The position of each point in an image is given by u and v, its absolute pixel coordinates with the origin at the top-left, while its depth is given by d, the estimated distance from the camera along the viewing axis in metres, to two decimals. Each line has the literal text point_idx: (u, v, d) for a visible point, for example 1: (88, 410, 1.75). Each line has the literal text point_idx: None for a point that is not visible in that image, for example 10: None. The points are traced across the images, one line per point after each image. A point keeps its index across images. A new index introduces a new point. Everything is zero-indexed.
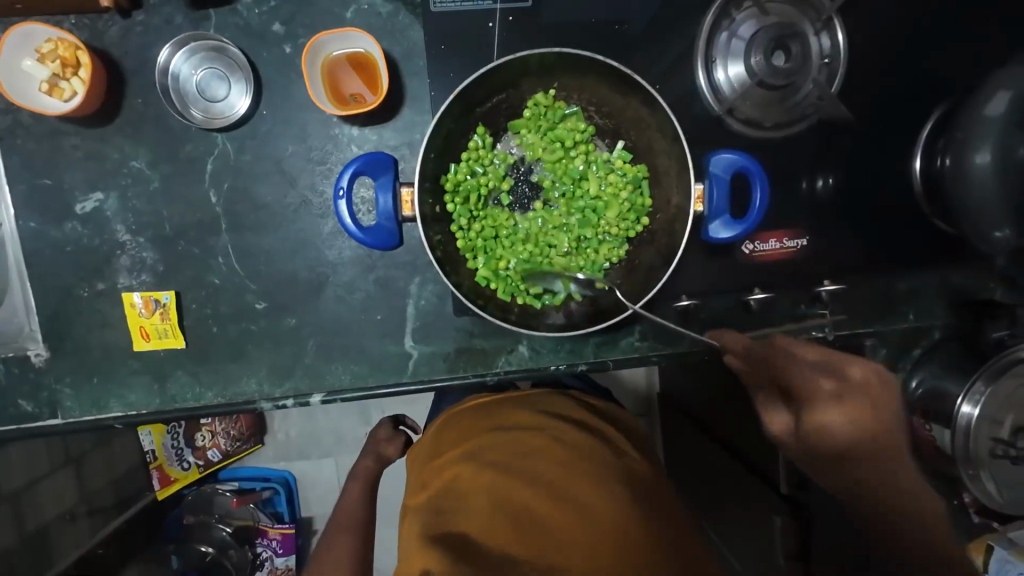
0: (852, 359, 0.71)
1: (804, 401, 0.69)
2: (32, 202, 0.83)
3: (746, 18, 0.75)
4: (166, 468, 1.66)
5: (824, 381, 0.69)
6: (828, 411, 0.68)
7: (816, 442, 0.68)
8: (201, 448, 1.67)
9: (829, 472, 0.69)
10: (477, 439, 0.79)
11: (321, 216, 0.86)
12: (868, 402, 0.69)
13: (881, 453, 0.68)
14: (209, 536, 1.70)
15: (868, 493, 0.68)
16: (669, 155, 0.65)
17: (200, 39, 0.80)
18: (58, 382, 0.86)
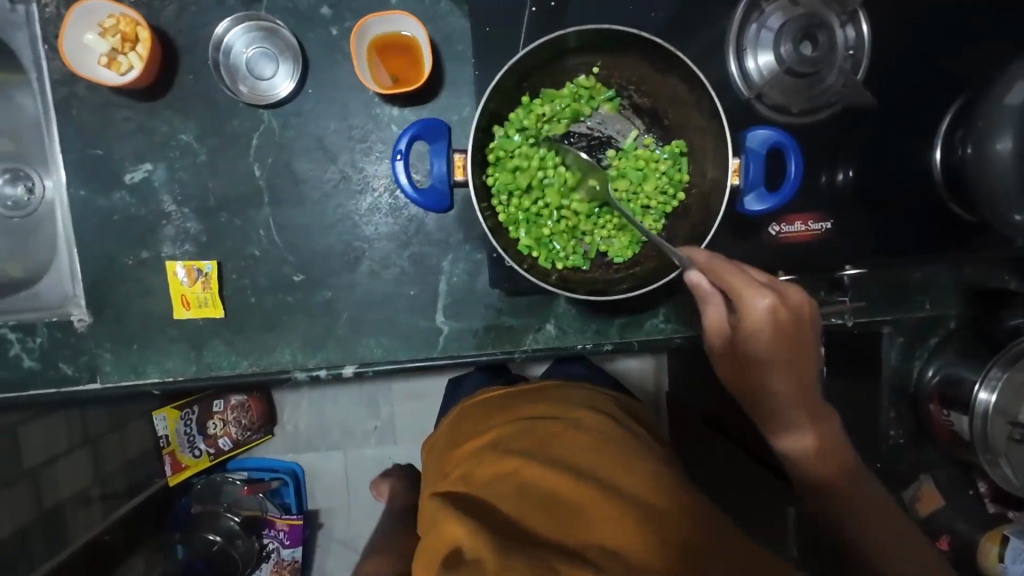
0: (791, 284, 0.65)
1: (741, 309, 0.63)
2: (83, 171, 0.86)
3: (774, 10, 0.79)
4: (178, 455, 1.62)
5: (767, 299, 0.61)
6: (763, 326, 0.63)
7: (740, 361, 0.67)
8: (212, 436, 1.65)
9: (736, 373, 0.69)
10: (514, 423, 0.74)
11: (360, 192, 0.89)
12: (793, 327, 0.63)
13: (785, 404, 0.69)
14: (216, 524, 1.70)
15: (764, 406, 0.70)
16: (704, 131, 0.68)
17: (254, 20, 0.84)
18: (98, 347, 0.88)
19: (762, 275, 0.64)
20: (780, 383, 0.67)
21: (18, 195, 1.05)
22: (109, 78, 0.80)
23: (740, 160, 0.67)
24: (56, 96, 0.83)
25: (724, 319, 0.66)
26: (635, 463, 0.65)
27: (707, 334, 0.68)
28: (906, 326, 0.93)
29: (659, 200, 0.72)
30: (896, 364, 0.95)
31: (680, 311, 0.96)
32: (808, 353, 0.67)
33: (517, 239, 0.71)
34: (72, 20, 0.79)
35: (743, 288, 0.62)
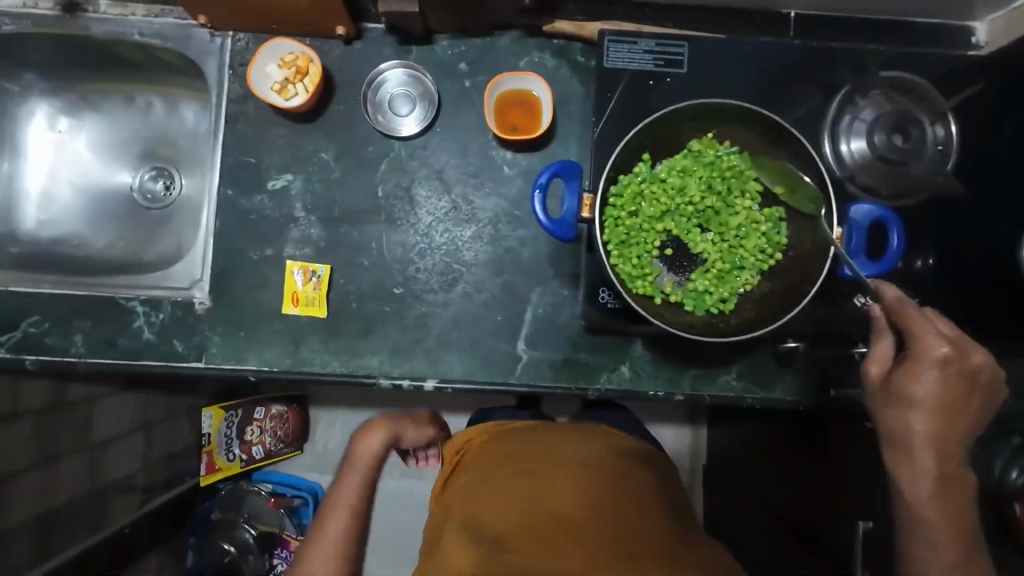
0: (975, 346, 0.68)
1: (915, 350, 0.69)
2: (234, 175, 0.98)
3: (868, 104, 0.87)
4: (215, 455, 1.61)
5: (943, 346, 0.67)
6: (929, 373, 0.68)
7: (896, 399, 0.70)
8: (248, 442, 1.66)
9: (884, 402, 0.71)
10: (511, 462, 0.88)
11: (466, 221, 0.98)
12: (968, 387, 0.68)
13: (925, 441, 0.69)
14: (232, 535, 1.65)
15: (900, 446, 0.71)
16: (808, 200, 0.74)
17: (404, 66, 0.98)
18: (210, 329, 0.96)
19: (950, 329, 0.70)
20: (918, 420, 0.69)
21: (156, 190, 1.19)
22: (274, 97, 0.94)
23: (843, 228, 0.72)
24: (228, 111, 0.98)
25: (886, 353, 0.72)
26: (607, 497, 0.82)
27: (866, 364, 0.73)
28: None
29: (757, 256, 0.77)
30: None
31: (754, 371, 0.97)
32: (973, 415, 0.69)
33: (630, 281, 0.76)
34: (263, 54, 0.95)
35: (918, 330, 0.69)
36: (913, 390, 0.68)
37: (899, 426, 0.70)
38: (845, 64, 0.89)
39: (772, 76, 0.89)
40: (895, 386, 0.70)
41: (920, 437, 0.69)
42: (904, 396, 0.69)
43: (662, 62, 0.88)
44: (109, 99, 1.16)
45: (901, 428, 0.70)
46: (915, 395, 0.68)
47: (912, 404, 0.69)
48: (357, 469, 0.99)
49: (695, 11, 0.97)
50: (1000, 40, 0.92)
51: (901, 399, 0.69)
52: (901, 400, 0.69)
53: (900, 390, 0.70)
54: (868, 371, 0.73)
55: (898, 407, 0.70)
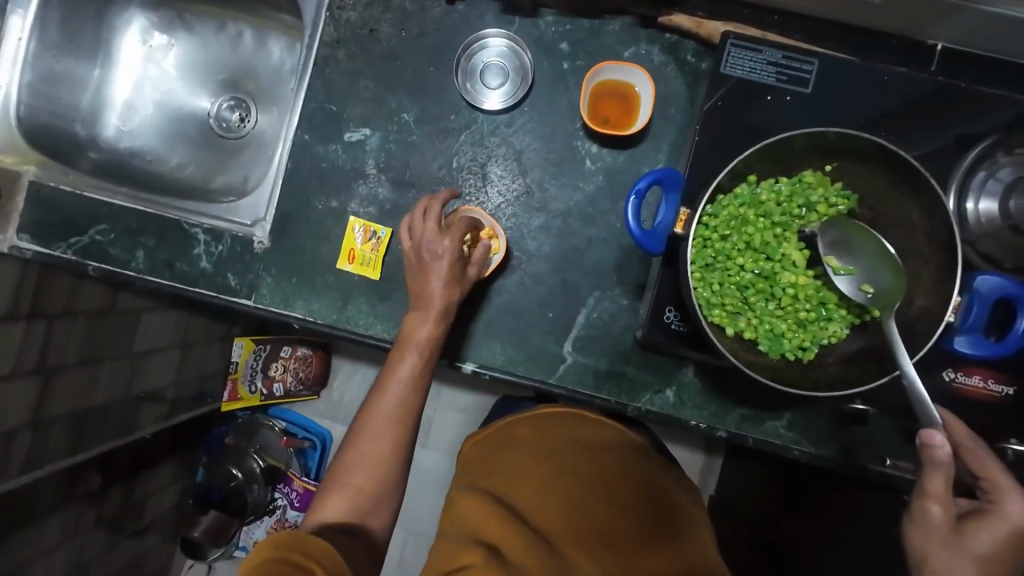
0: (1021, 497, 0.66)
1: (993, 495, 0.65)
2: (314, 120, 0.97)
3: (1009, 163, 0.77)
4: (239, 384, 1.63)
5: (1022, 504, 0.63)
6: (994, 525, 0.63)
7: (955, 543, 0.63)
8: (270, 378, 1.69)
9: (941, 537, 0.63)
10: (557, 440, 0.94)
11: (536, 209, 0.94)
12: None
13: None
14: (241, 462, 1.69)
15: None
16: (927, 261, 0.66)
17: (506, 38, 0.94)
18: (264, 270, 0.97)
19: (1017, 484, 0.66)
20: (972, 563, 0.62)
21: (232, 120, 1.19)
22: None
23: (961, 301, 0.68)
24: (318, 54, 0.96)
25: (946, 485, 0.63)
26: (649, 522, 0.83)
27: (923, 500, 0.64)
28: None
29: (851, 309, 0.70)
30: None
31: (807, 422, 0.92)
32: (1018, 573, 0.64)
33: (707, 307, 0.71)
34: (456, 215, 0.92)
35: (1001, 484, 0.65)
36: (980, 540, 0.62)
37: (948, 562, 0.62)
38: (991, 114, 0.80)
39: (901, 114, 0.81)
40: (958, 529, 0.63)
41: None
42: (965, 543, 0.62)
43: (784, 77, 0.80)
44: (204, 23, 1.16)
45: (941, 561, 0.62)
46: (977, 541, 0.62)
47: (973, 554, 0.62)
48: (415, 349, 0.83)
49: (828, 27, 0.88)
50: None
51: (964, 541, 0.63)
52: (958, 540, 0.62)
53: (961, 533, 0.63)
54: (928, 510, 0.63)
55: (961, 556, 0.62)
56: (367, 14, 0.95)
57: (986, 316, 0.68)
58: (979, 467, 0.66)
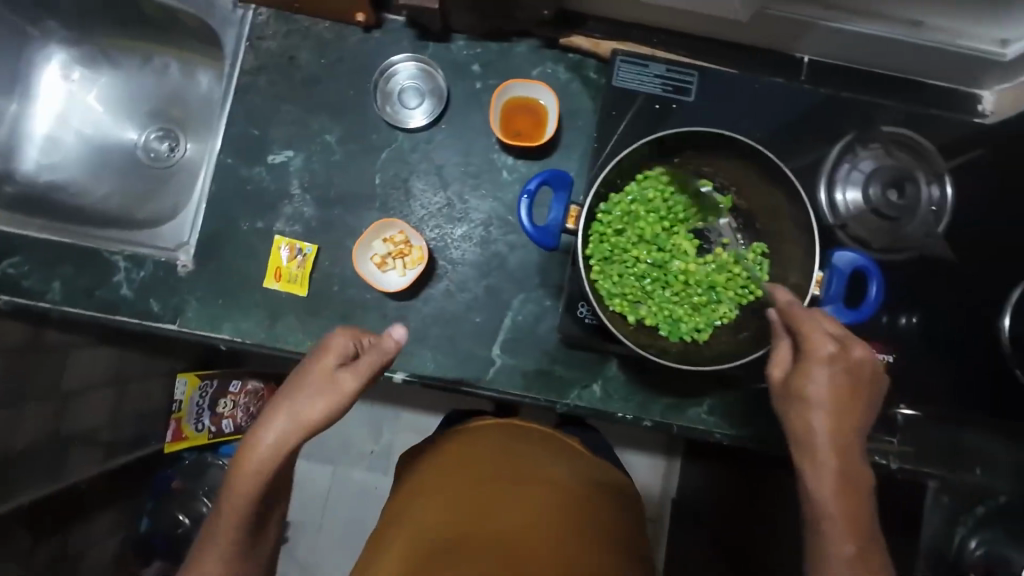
0: (858, 340, 0.64)
1: (805, 349, 0.64)
2: (236, 144, 0.99)
3: (868, 156, 0.88)
4: (183, 424, 1.55)
5: (831, 346, 0.63)
6: (821, 375, 0.62)
7: (792, 397, 0.64)
8: (219, 414, 1.62)
9: (784, 399, 0.66)
10: (492, 456, 0.93)
11: (459, 219, 0.98)
12: (856, 383, 0.63)
13: (824, 439, 0.63)
14: (189, 506, 1.61)
15: (804, 446, 0.64)
16: (796, 241, 0.74)
17: (420, 62, 0.99)
18: (189, 293, 0.96)
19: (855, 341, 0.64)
20: (824, 414, 0.62)
21: (161, 151, 1.20)
22: (362, 264, 0.95)
23: (824, 275, 0.76)
24: (239, 82, 0.99)
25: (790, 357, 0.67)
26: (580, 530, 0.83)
27: (770, 367, 0.68)
28: None
29: (736, 291, 0.77)
30: None
31: (724, 406, 0.97)
32: (863, 411, 0.64)
33: (609, 299, 0.76)
34: (374, 228, 0.94)
35: (798, 319, 0.65)
36: (809, 385, 0.63)
37: (803, 422, 0.64)
38: (850, 114, 0.90)
39: (776, 117, 0.91)
40: (792, 391, 0.64)
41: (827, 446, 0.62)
42: (802, 394, 0.63)
43: (669, 88, 0.89)
44: (130, 59, 1.18)
45: (801, 424, 0.64)
46: (807, 391, 0.63)
47: (807, 402, 0.63)
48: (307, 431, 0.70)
49: (712, 43, 0.98)
50: (1007, 110, 0.94)
51: (795, 395, 0.64)
52: (802, 403, 0.63)
53: (789, 384, 0.65)
54: (772, 372, 0.68)
55: (796, 408, 0.64)
56: (286, 42, 1.00)
57: (846, 288, 0.76)
58: (799, 333, 0.65)
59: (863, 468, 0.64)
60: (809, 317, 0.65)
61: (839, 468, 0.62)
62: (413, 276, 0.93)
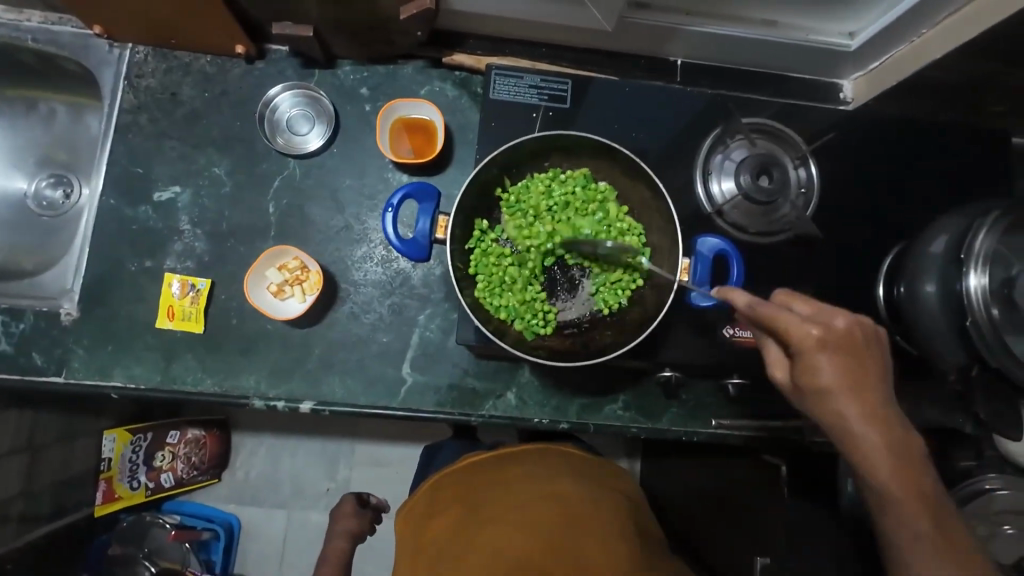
0: (837, 310, 0.60)
1: (794, 346, 0.60)
2: (119, 184, 0.96)
3: (738, 146, 0.93)
4: (115, 482, 1.46)
5: (813, 330, 0.58)
6: (824, 364, 0.58)
7: (809, 400, 0.61)
8: (156, 469, 1.53)
9: (809, 407, 0.61)
10: (490, 485, 0.93)
11: (358, 241, 0.98)
12: (859, 355, 0.59)
13: (860, 431, 0.58)
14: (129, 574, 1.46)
15: (849, 442, 0.59)
16: (665, 231, 0.77)
17: (302, 88, 0.99)
18: (75, 342, 0.92)
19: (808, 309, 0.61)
20: (854, 407, 0.58)
21: (54, 198, 1.15)
22: (257, 295, 0.92)
23: (689, 261, 0.81)
24: (119, 122, 0.97)
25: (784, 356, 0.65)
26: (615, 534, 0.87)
27: (770, 372, 0.66)
28: None
29: (618, 283, 0.80)
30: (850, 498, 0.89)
31: (639, 401, 0.98)
32: (876, 375, 0.60)
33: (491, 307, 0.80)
34: (264, 258, 0.92)
35: (784, 321, 0.60)
36: (824, 380, 0.59)
37: (834, 423, 0.59)
38: (717, 111, 0.96)
39: (652, 117, 0.95)
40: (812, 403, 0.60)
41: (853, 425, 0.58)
42: (816, 389, 0.59)
43: (546, 97, 0.92)
44: (12, 106, 1.12)
45: (835, 427, 0.60)
46: (819, 383, 0.59)
47: (830, 399, 0.59)
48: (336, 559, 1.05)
49: (590, 53, 1.02)
50: (864, 96, 1.02)
51: (813, 395, 0.60)
52: (819, 401, 0.60)
53: (805, 385, 0.60)
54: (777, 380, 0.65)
55: (821, 407, 0.60)
56: (166, 79, 0.99)
57: (710, 270, 0.81)
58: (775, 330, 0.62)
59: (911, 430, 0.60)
60: (772, 309, 0.60)
61: (892, 458, 0.58)
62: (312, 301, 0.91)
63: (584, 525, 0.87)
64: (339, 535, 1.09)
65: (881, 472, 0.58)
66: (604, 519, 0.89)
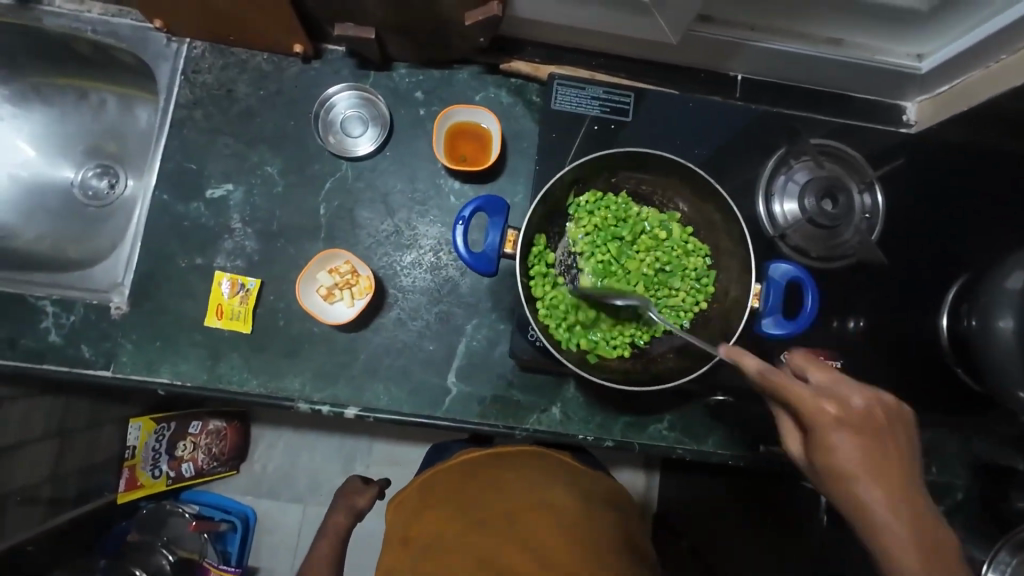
0: (812, 368, 0.61)
1: (806, 417, 0.59)
2: (173, 180, 0.96)
3: (802, 167, 0.91)
4: (138, 470, 1.46)
5: (829, 406, 0.58)
6: (842, 442, 0.58)
7: (830, 480, 0.60)
8: (177, 458, 1.51)
9: (828, 491, 0.60)
10: (485, 487, 0.89)
11: (407, 246, 0.97)
12: (879, 432, 0.58)
13: (900, 530, 0.56)
14: (147, 562, 1.43)
15: (871, 527, 0.57)
16: (734, 254, 0.78)
17: (359, 90, 0.98)
18: (124, 336, 0.91)
19: (819, 373, 0.60)
20: (868, 487, 0.57)
21: (100, 188, 1.15)
22: (307, 296, 0.91)
23: (762, 287, 0.79)
24: (174, 117, 0.97)
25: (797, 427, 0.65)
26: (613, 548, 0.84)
27: (785, 442, 0.66)
28: None
29: (683, 305, 0.82)
30: None
31: (685, 422, 0.96)
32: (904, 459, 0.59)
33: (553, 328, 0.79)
34: (316, 261, 0.91)
35: (801, 396, 0.58)
36: (846, 460, 0.58)
37: (851, 500, 0.58)
38: (780, 130, 0.94)
39: (714, 134, 0.93)
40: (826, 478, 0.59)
41: (865, 506, 0.57)
42: (839, 468, 0.58)
43: (606, 110, 0.91)
44: (63, 95, 1.12)
45: (856, 511, 0.58)
46: (831, 460, 0.58)
47: (846, 479, 0.58)
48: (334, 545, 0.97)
49: (650, 65, 1.00)
50: (929, 120, 0.98)
51: (833, 474, 0.59)
52: (839, 481, 0.59)
53: (826, 465, 0.60)
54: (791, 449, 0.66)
55: (844, 491, 0.58)
56: (223, 75, 0.98)
57: (782, 299, 0.80)
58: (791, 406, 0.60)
59: (924, 499, 0.58)
60: (793, 386, 0.59)
61: (918, 535, 0.56)
62: (360, 308, 0.89)
63: (575, 538, 0.83)
64: (339, 509, 1.01)
65: (907, 550, 0.55)
66: (596, 533, 0.85)
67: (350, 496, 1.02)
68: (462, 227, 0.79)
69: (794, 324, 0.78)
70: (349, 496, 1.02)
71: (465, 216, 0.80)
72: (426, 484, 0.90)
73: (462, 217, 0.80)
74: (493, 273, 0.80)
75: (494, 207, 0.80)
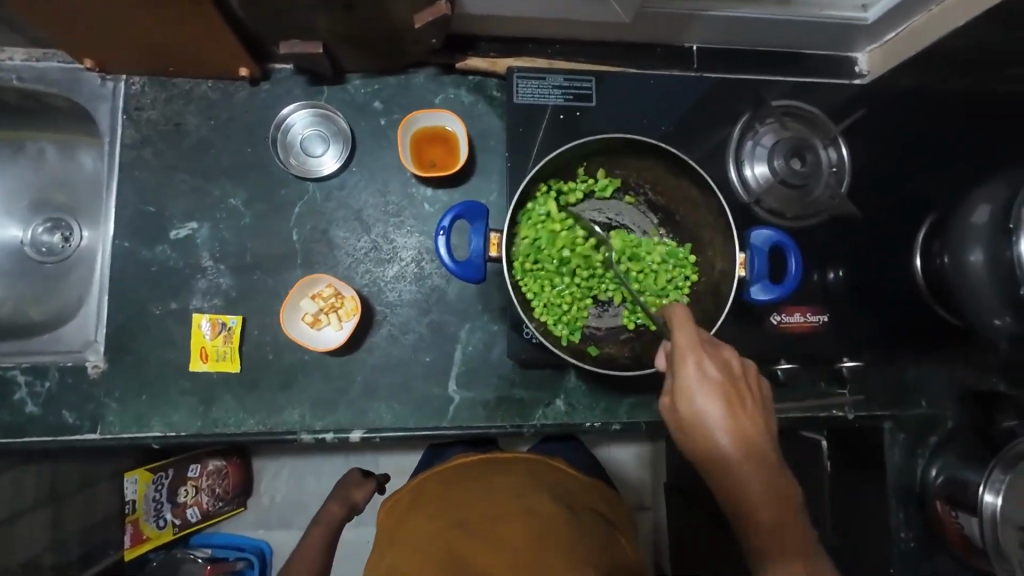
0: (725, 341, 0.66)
1: (677, 353, 0.64)
2: (133, 226, 0.92)
3: (767, 130, 0.93)
4: (141, 524, 1.36)
5: (694, 345, 0.63)
6: (696, 371, 0.62)
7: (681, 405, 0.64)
8: (181, 505, 1.43)
9: (678, 421, 0.64)
10: (467, 489, 0.84)
11: (388, 261, 0.95)
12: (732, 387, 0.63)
13: (739, 453, 0.61)
14: None
15: (709, 446, 0.62)
16: (716, 228, 0.82)
17: (315, 107, 0.95)
18: (107, 395, 0.88)
19: (713, 368, 0.63)
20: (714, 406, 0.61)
21: (53, 243, 1.08)
22: (294, 326, 0.89)
23: (747, 254, 0.85)
24: (124, 160, 0.93)
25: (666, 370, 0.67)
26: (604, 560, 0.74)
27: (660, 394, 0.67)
28: (907, 424, 0.91)
29: (672, 283, 0.85)
30: (899, 466, 0.90)
31: None
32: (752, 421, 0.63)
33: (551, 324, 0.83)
34: (298, 289, 0.89)
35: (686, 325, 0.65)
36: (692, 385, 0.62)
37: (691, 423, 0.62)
38: (740, 96, 0.96)
39: (677, 109, 0.94)
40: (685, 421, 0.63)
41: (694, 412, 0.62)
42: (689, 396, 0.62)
43: (569, 97, 0.91)
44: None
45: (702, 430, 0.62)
46: (693, 388, 0.62)
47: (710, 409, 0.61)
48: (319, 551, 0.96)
49: (606, 46, 0.99)
50: (880, 68, 1.01)
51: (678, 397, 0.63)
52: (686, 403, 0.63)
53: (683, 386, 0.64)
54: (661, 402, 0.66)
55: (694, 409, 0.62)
56: (169, 109, 0.94)
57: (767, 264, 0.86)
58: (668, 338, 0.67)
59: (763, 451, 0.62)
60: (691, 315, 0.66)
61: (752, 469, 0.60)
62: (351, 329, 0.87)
63: (556, 527, 0.76)
64: (332, 500, 1.00)
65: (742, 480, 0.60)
66: (587, 537, 0.77)
67: (345, 489, 1.02)
68: (443, 238, 0.80)
69: (779, 288, 0.84)
70: (344, 487, 1.03)
71: (445, 227, 0.81)
72: (421, 485, 0.88)
73: (443, 227, 0.81)
74: (480, 280, 0.81)
75: (473, 213, 0.81)
